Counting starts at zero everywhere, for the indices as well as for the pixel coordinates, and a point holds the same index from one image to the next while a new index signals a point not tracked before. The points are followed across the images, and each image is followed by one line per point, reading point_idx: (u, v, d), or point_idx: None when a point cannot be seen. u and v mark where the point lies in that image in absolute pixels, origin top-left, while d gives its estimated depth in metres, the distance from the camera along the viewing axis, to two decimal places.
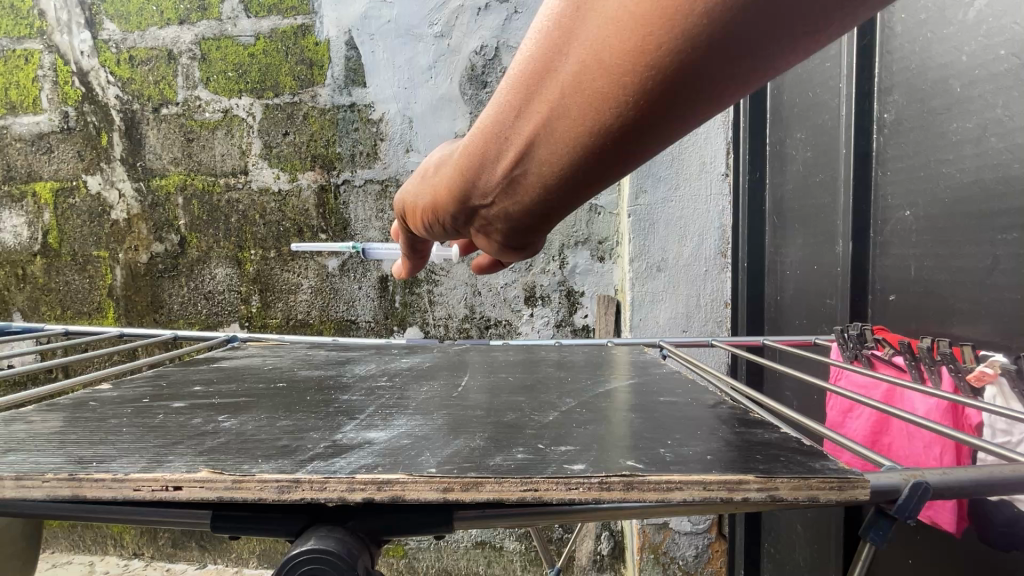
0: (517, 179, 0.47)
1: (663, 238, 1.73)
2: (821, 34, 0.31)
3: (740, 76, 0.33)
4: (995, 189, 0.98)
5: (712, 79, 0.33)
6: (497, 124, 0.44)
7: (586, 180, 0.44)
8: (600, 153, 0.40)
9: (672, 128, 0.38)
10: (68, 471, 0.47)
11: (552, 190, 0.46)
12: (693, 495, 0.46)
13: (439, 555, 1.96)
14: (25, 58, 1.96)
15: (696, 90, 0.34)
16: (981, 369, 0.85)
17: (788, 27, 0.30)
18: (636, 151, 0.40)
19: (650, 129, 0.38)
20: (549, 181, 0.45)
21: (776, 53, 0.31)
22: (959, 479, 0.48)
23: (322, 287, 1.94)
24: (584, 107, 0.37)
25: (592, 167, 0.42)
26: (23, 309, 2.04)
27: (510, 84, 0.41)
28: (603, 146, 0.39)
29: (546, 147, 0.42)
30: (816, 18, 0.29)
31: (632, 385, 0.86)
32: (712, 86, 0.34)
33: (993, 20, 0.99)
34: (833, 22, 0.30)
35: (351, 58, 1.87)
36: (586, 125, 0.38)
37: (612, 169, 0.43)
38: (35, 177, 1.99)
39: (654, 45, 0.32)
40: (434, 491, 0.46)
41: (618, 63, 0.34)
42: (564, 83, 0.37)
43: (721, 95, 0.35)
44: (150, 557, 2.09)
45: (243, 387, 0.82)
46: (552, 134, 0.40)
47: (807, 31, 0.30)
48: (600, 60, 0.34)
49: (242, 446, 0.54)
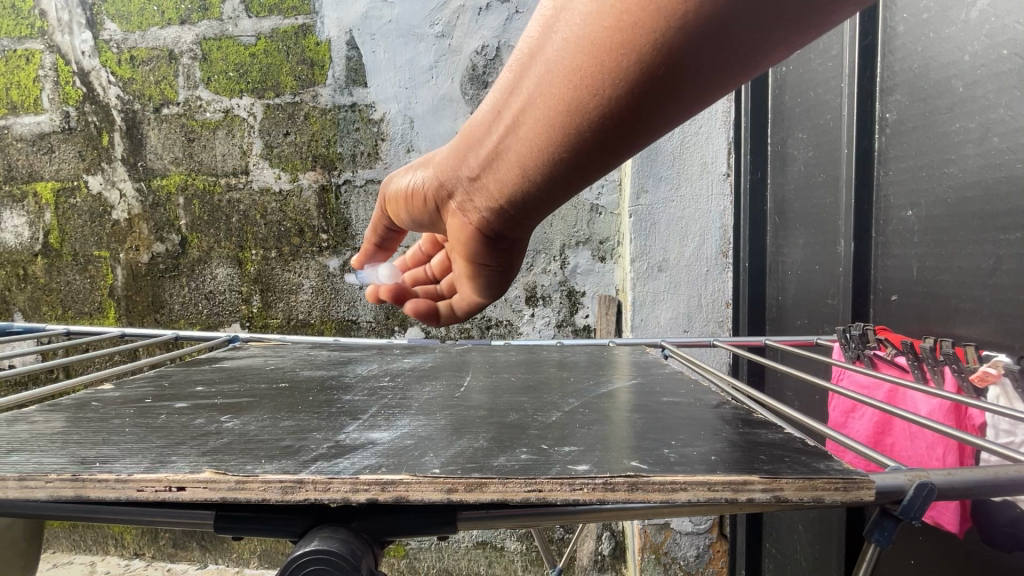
0: (509, 145, 0.57)
1: (664, 239, 1.73)
2: (765, 45, 0.41)
3: (700, 69, 0.43)
4: (997, 189, 0.97)
5: (693, 65, 0.42)
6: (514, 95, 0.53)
7: (581, 153, 0.52)
8: (595, 127, 0.49)
9: (659, 110, 0.47)
10: (71, 471, 0.47)
11: (533, 162, 0.56)
12: (698, 495, 0.45)
13: (440, 556, 1.96)
14: (25, 58, 1.96)
15: (681, 75, 0.43)
16: (984, 370, 0.86)
17: (750, 24, 0.39)
18: (609, 132, 0.49)
19: (638, 107, 0.46)
20: (533, 150, 0.54)
21: (743, 46, 0.41)
22: (964, 478, 0.48)
23: (323, 287, 1.94)
24: (568, 76, 0.47)
25: (588, 140, 0.51)
26: (23, 309, 2.04)
27: (528, 61, 0.50)
28: (597, 120, 0.48)
29: (534, 113, 0.52)
30: (774, 21, 0.39)
31: (634, 385, 0.86)
32: (677, 74, 0.43)
33: (996, 19, 0.98)
34: (787, 27, 0.40)
35: (352, 58, 1.87)
36: (568, 94, 0.48)
37: (586, 148, 0.51)
38: (36, 178, 1.99)
39: (634, 26, 0.41)
40: (439, 492, 0.46)
41: (599, 39, 0.43)
42: (556, 54, 0.47)
43: (686, 87, 0.44)
44: (150, 557, 2.09)
45: (245, 386, 0.82)
46: (541, 100, 0.50)
47: (767, 30, 0.40)
48: (587, 36, 0.44)
49: (246, 446, 0.54)
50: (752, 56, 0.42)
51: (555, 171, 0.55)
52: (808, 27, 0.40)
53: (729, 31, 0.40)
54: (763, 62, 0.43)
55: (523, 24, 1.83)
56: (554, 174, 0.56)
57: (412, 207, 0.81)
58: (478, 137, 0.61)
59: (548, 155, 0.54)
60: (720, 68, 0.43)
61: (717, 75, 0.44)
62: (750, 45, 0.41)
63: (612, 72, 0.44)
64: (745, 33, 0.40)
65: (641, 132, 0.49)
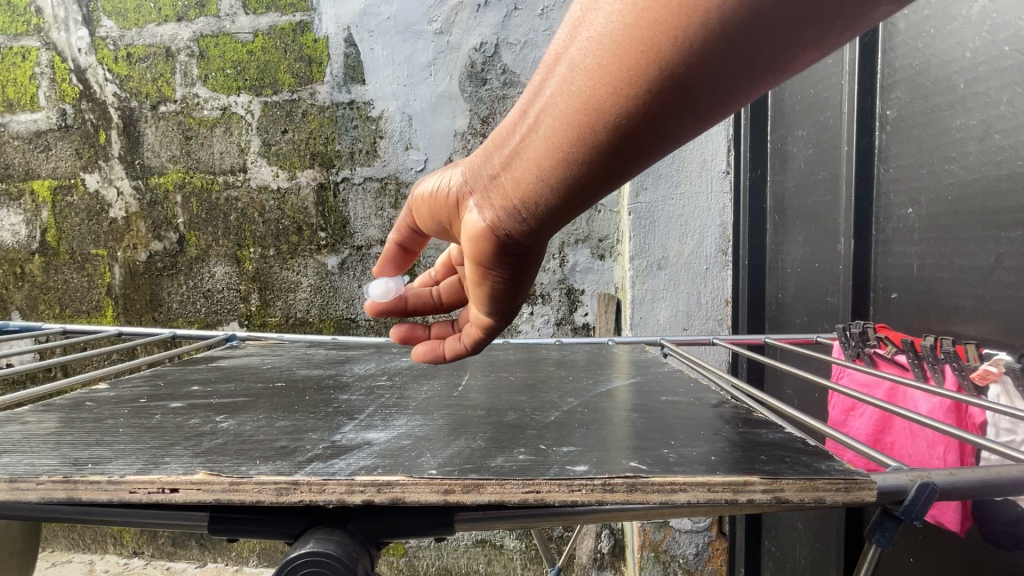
0: (522, 152, 0.52)
1: (663, 237, 1.72)
2: (801, 47, 0.39)
3: (733, 69, 0.40)
4: (999, 186, 0.96)
5: (730, 64, 0.40)
6: (541, 95, 0.48)
7: (608, 159, 0.48)
8: (624, 130, 0.45)
9: (692, 113, 0.44)
10: (62, 473, 0.47)
11: (544, 179, 0.51)
12: (697, 496, 0.45)
13: (440, 554, 1.95)
14: (22, 55, 1.94)
15: (719, 74, 0.40)
16: (985, 368, 0.85)
17: (794, 23, 0.37)
18: (630, 141, 0.46)
19: (673, 109, 0.43)
20: (546, 165, 0.50)
21: (781, 46, 0.39)
22: (967, 480, 0.47)
23: (322, 285, 1.93)
24: (594, 74, 0.43)
25: (614, 146, 0.46)
26: (21, 308, 2.03)
27: (556, 58, 0.46)
28: (627, 122, 0.44)
29: (549, 123, 0.48)
30: (816, 21, 0.37)
31: (633, 385, 0.85)
32: (708, 76, 0.41)
33: (998, 15, 0.98)
34: (827, 31, 0.38)
35: (350, 55, 1.86)
36: (591, 94, 0.44)
37: (604, 158, 0.47)
38: (33, 176, 1.98)
39: (664, 17, 0.39)
40: (435, 493, 0.45)
41: (633, 33, 0.40)
42: (580, 53, 0.44)
43: (716, 89, 0.42)
44: (150, 555, 2.09)
45: (242, 386, 0.82)
46: (558, 106, 0.47)
47: (806, 32, 0.38)
48: (611, 34, 0.42)
49: (241, 447, 0.54)
50: (794, 50, 0.39)
51: (568, 188, 0.51)
52: (855, 19, 0.37)
53: (768, 25, 0.37)
54: (799, 62, 0.40)
55: (522, 21, 1.82)
56: (567, 194, 0.51)
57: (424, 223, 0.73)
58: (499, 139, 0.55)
59: (562, 164, 0.49)
60: (755, 66, 0.40)
61: (751, 75, 0.41)
62: (789, 40, 0.38)
63: (643, 70, 0.41)
64: (787, 31, 0.37)
65: (663, 142, 0.46)
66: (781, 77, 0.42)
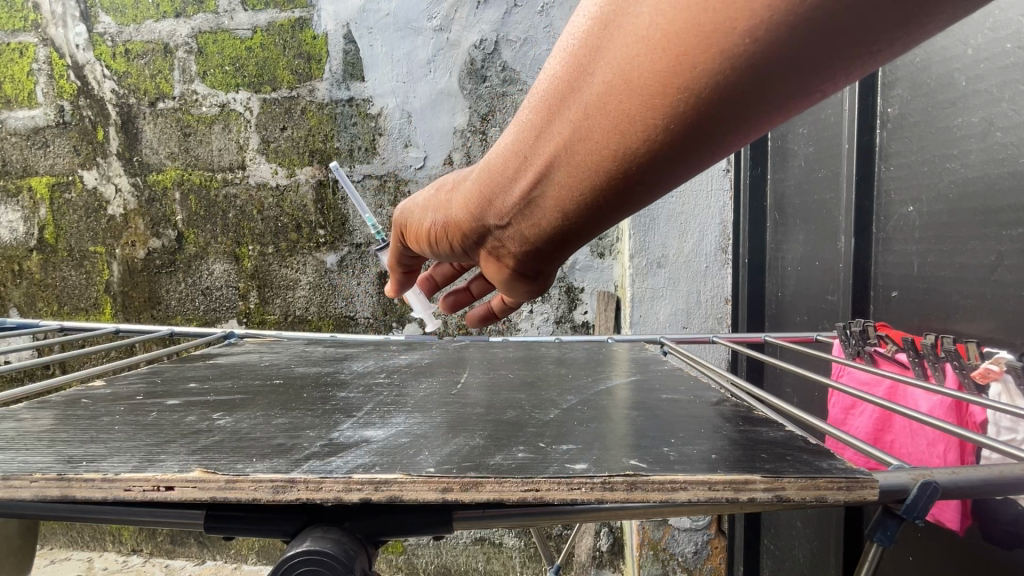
0: (546, 187, 0.54)
1: (663, 234, 1.72)
2: (831, 78, 0.37)
3: (757, 104, 0.39)
4: (1000, 184, 0.96)
5: (753, 102, 0.39)
6: (556, 138, 0.49)
7: (632, 190, 0.49)
8: (644, 168, 0.46)
9: (714, 145, 0.44)
10: (57, 471, 0.46)
11: (573, 202, 0.53)
12: (698, 495, 0.45)
13: (439, 552, 1.95)
14: (19, 51, 1.93)
15: (743, 110, 0.39)
16: (986, 366, 0.85)
17: (821, 61, 0.35)
18: (652, 174, 0.47)
19: (695, 146, 0.43)
20: (574, 192, 0.51)
21: (805, 82, 0.37)
22: (971, 479, 0.47)
23: (321, 283, 1.92)
24: (610, 119, 0.43)
25: (636, 179, 0.48)
26: (19, 305, 2.03)
27: (566, 103, 0.46)
28: (646, 162, 0.45)
29: (573, 157, 0.48)
30: (843, 58, 0.35)
31: (633, 383, 0.85)
32: (730, 114, 0.40)
33: (999, 13, 0.97)
34: (857, 65, 0.35)
35: (349, 52, 1.85)
36: (612, 138, 0.44)
37: (630, 187, 0.49)
38: (30, 173, 1.97)
39: (681, 61, 0.37)
40: (433, 491, 0.45)
41: (647, 80, 0.40)
42: (593, 98, 0.43)
43: (741, 121, 0.41)
44: (149, 553, 2.09)
45: (238, 383, 0.81)
46: (582, 143, 0.47)
47: (834, 66, 0.35)
48: (625, 79, 0.41)
49: (238, 445, 0.53)
50: (822, 83, 0.37)
51: (598, 210, 0.53)
52: (889, 52, 0.34)
53: (791, 66, 0.36)
54: (826, 90, 0.38)
55: (522, 18, 1.82)
56: (595, 213, 0.53)
57: (434, 247, 0.78)
58: (514, 174, 0.56)
59: (589, 196, 0.51)
60: (781, 98, 0.38)
61: (777, 105, 0.39)
62: (820, 76, 0.36)
63: (667, 110, 0.40)
64: (814, 66, 0.35)
65: (688, 167, 0.46)
66: (809, 103, 0.40)
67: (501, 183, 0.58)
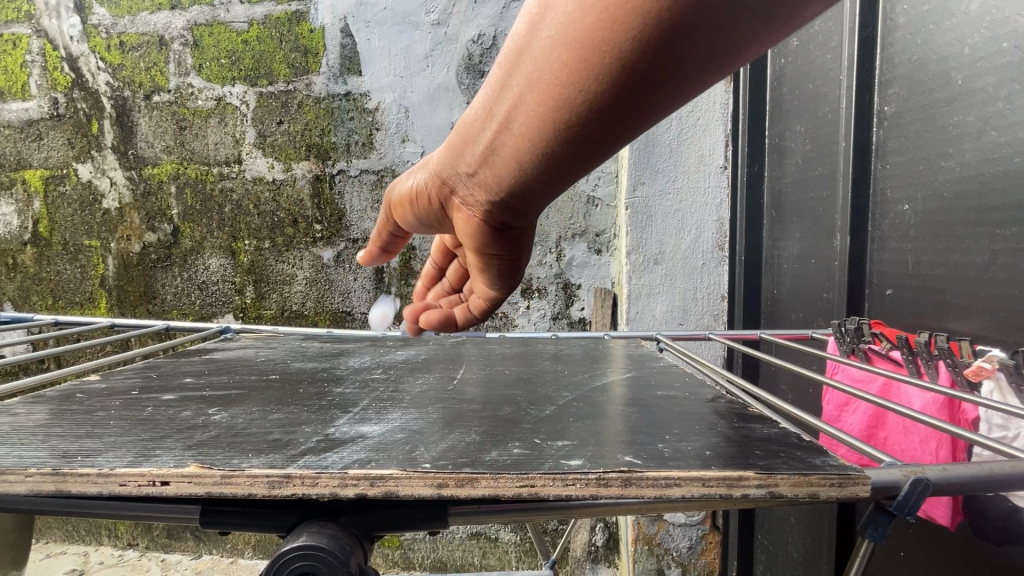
0: (502, 143, 0.57)
1: (660, 231, 1.73)
2: (748, 34, 0.41)
3: (681, 61, 0.43)
4: (995, 183, 0.96)
5: (678, 59, 0.42)
6: (510, 91, 0.52)
7: (577, 148, 0.52)
8: (584, 123, 0.49)
9: (647, 104, 0.47)
10: (52, 465, 0.46)
11: (528, 155, 0.55)
12: (691, 491, 0.45)
13: (434, 547, 1.96)
14: (13, 42, 1.92)
15: (670, 66, 0.43)
16: (978, 365, 0.84)
17: (732, 18, 0.39)
18: (593, 131, 0.50)
19: (628, 103, 0.47)
20: (524, 149, 0.55)
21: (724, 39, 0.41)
22: (961, 476, 0.47)
23: (318, 278, 1.92)
24: (553, 73, 0.47)
25: (578, 136, 0.51)
26: (13, 299, 2.01)
27: (518, 57, 0.50)
28: (585, 117, 0.48)
29: (524, 110, 0.51)
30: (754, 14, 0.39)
31: (628, 379, 0.85)
32: (656, 70, 0.43)
33: (996, 11, 0.97)
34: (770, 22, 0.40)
35: (347, 46, 1.84)
36: (554, 91, 0.48)
37: (573, 145, 0.52)
38: (25, 165, 1.95)
39: (612, 15, 0.41)
40: (429, 487, 0.45)
41: (583, 35, 0.44)
42: (539, 51, 0.47)
43: (669, 80, 0.44)
44: (144, 547, 2.09)
45: (234, 378, 0.81)
46: (532, 94, 0.50)
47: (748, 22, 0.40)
48: (567, 34, 0.45)
49: (233, 440, 0.53)
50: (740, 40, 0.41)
51: (547, 169, 0.56)
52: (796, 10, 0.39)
53: (706, 23, 0.40)
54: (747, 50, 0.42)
55: (520, 13, 1.81)
56: (549, 168, 0.56)
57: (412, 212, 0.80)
58: (476, 131, 0.59)
59: (538, 152, 0.54)
60: (704, 55, 0.42)
61: (702, 64, 0.43)
62: (737, 31, 0.40)
63: (603, 57, 0.43)
64: (729, 22, 0.40)
65: (627, 128, 0.50)
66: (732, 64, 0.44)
67: (469, 138, 0.61)
